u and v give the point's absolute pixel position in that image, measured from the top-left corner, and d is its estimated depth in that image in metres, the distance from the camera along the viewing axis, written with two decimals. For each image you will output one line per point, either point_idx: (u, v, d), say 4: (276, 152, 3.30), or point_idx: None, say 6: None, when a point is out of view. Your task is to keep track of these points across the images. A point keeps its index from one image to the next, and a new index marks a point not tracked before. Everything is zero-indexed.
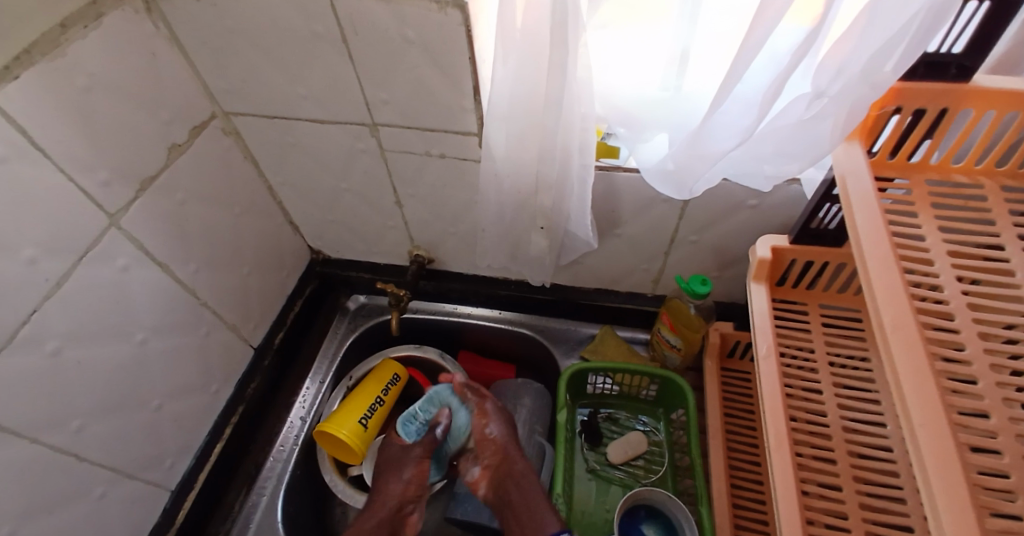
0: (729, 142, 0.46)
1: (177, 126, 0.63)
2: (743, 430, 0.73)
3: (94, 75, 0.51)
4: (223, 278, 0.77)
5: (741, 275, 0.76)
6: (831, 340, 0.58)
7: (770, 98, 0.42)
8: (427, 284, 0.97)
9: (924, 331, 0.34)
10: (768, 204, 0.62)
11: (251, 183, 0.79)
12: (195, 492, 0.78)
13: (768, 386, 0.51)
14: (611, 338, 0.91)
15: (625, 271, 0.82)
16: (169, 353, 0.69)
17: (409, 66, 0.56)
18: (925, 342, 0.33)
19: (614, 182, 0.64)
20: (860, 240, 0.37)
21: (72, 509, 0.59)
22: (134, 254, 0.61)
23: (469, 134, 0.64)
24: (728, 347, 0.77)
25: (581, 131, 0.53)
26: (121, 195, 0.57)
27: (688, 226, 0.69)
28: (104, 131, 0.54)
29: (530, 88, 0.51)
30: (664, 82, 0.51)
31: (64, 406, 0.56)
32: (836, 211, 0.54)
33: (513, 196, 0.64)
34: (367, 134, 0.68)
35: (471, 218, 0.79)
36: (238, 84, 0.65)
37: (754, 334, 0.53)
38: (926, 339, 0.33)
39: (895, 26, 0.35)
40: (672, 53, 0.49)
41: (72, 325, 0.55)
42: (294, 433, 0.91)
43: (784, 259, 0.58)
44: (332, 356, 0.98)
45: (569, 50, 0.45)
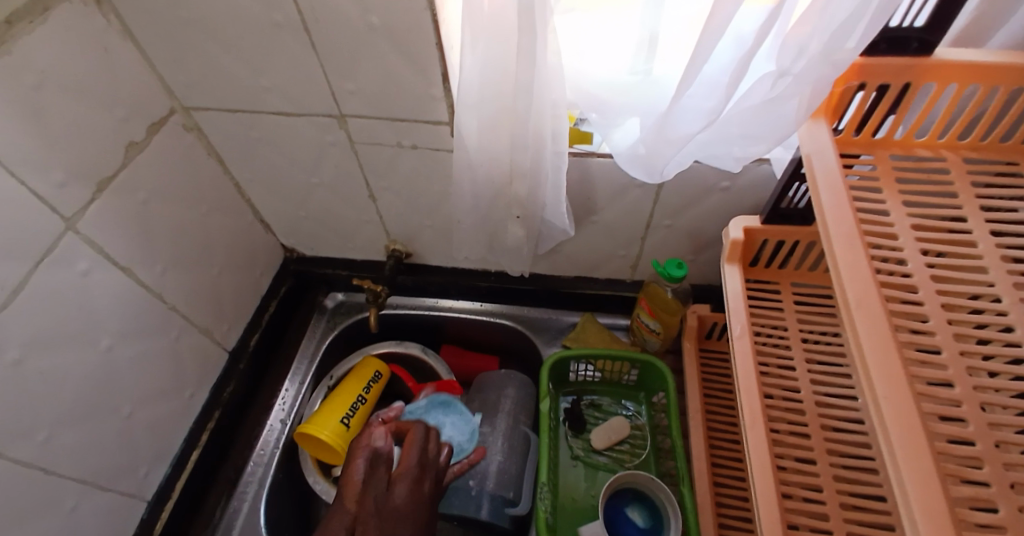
0: (697, 125, 0.46)
1: (135, 123, 0.61)
2: (724, 410, 0.74)
3: (43, 72, 0.49)
4: (193, 280, 0.75)
5: (716, 258, 0.77)
6: (804, 318, 0.59)
7: (736, 79, 0.42)
8: (406, 278, 0.96)
9: (888, 305, 0.35)
10: (740, 186, 0.63)
11: (218, 181, 0.76)
12: (173, 501, 0.76)
13: (742, 366, 0.51)
14: (591, 325, 0.91)
15: (602, 257, 0.82)
16: (138, 359, 0.67)
17: (374, 55, 0.55)
18: (889, 315, 0.33)
19: (588, 168, 0.64)
20: (824, 218, 0.37)
21: (43, 524, 0.57)
22: (95, 258, 0.58)
23: (440, 124, 0.63)
24: (706, 329, 0.78)
25: (552, 117, 0.53)
26: (78, 197, 0.55)
27: (662, 211, 0.69)
28: (56, 129, 0.51)
29: (499, 74, 0.50)
30: (633, 66, 0.50)
31: (29, 417, 0.53)
32: (805, 190, 0.55)
33: (487, 186, 0.64)
34: (336, 126, 0.66)
35: (446, 210, 0.79)
36: (198, 77, 0.62)
37: (728, 315, 0.54)
38: (890, 313, 0.34)
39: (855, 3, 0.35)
40: (640, 37, 0.48)
41: (32, 335, 0.52)
42: (274, 436, 0.88)
43: (757, 239, 0.59)
44: (311, 355, 0.96)
45: (538, 35, 0.44)
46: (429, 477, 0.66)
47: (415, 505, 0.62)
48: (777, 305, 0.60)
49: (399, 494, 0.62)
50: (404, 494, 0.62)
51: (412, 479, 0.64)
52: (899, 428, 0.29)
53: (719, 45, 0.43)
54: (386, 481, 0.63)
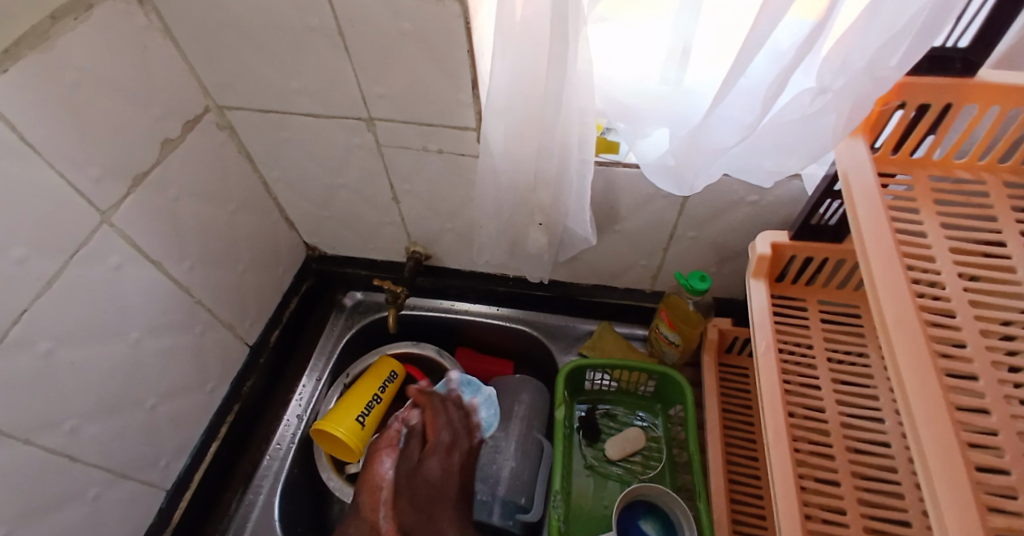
0: (732, 137, 0.46)
1: (170, 120, 0.62)
2: (743, 426, 0.73)
3: (85, 69, 0.50)
4: (218, 275, 0.76)
5: (739, 271, 0.76)
6: (830, 336, 0.58)
7: (775, 93, 0.41)
8: (425, 280, 0.96)
9: (927, 329, 0.34)
10: (769, 199, 0.62)
11: (246, 179, 0.78)
12: (191, 491, 0.78)
13: (767, 382, 0.50)
14: (609, 333, 0.91)
15: (623, 267, 0.82)
16: (164, 351, 0.68)
17: (405, 60, 0.56)
18: (929, 339, 0.33)
19: (613, 177, 0.64)
20: (864, 237, 0.37)
21: (67, 510, 0.59)
22: (128, 252, 0.60)
23: (467, 129, 0.63)
24: (726, 343, 0.77)
25: (578, 125, 0.52)
26: (113, 191, 0.57)
27: (687, 222, 0.69)
28: (96, 127, 0.53)
29: (530, 81, 0.50)
30: (664, 75, 0.50)
31: (57, 406, 0.55)
32: (837, 207, 0.54)
33: (512, 193, 0.64)
34: (363, 128, 0.67)
35: (469, 214, 0.79)
36: (232, 78, 0.63)
37: (753, 329, 0.53)
38: (927, 334, 0.33)
39: (901, 19, 0.35)
40: (672, 47, 0.48)
41: (64, 325, 0.54)
42: (291, 432, 0.90)
43: (785, 255, 0.57)
44: (329, 353, 0.98)
45: (569, 43, 0.44)
46: (460, 445, 0.82)
47: (447, 468, 0.79)
48: (803, 322, 0.59)
49: (432, 467, 0.78)
50: (435, 467, 0.78)
51: (439, 445, 0.80)
52: (940, 457, 0.29)
53: (758, 56, 0.43)
54: (416, 463, 0.78)
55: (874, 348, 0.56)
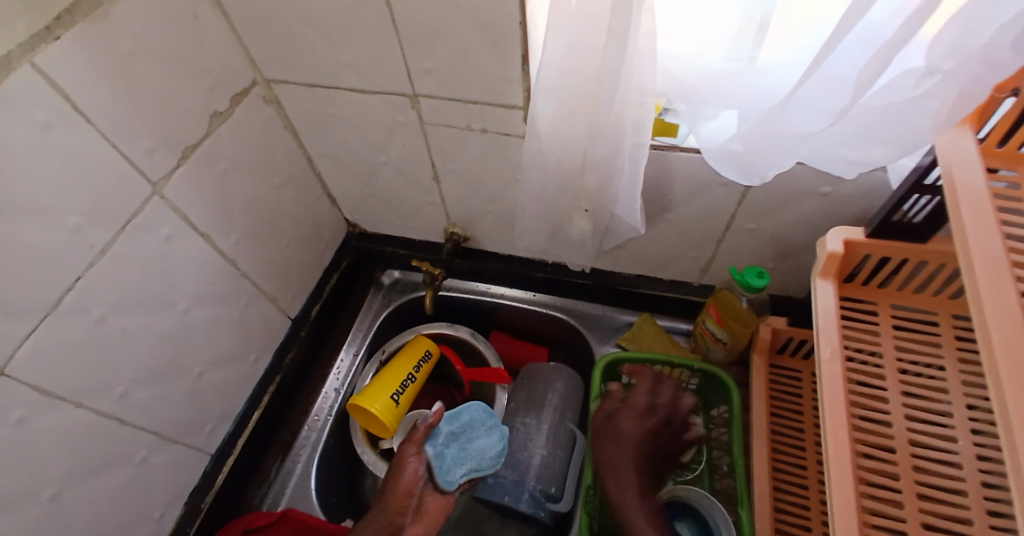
0: (819, 122, 0.42)
1: (219, 93, 0.62)
2: (792, 433, 0.68)
3: (137, 39, 0.50)
4: (264, 249, 0.77)
5: (799, 269, 0.71)
6: (901, 345, 0.53)
7: (870, 74, 0.37)
8: (463, 262, 0.95)
9: None
10: (843, 192, 0.57)
11: (291, 154, 0.78)
12: (233, 458, 0.80)
13: (830, 396, 0.46)
14: (649, 325, 0.88)
15: (670, 258, 0.78)
16: (210, 322, 0.70)
17: (455, 33, 0.53)
18: None
19: (668, 163, 0.60)
20: (967, 240, 0.33)
21: (117, 470, 0.61)
22: (177, 224, 0.61)
23: (514, 108, 0.60)
24: (778, 343, 0.71)
25: (636, 105, 0.48)
26: (164, 163, 0.57)
27: (745, 213, 0.64)
28: (148, 99, 0.53)
29: (586, 58, 0.47)
30: (731, 53, 0.46)
31: (108, 373, 0.57)
32: (923, 203, 0.49)
33: (556, 176, 0.61)
34: (408, 105, 0.65)
35: (510, 197, 0.77)
36: (280, 51, 0.62)
37: (817, 334, 0.49)
38: None
39: None
40: (749, 21, 0.43)
41: (116, 295, 0.55)
42: (329, 404, 0.92)
43: (857, 253, 0.53)
44: (367, 329, 0.98)
45: (633, 15, 0.40)
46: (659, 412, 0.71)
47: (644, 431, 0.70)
48: (873, 328, 0.54)
49: (627, 424, 0.70)
50: (632, 426, 0.69)
51: (637, 411, 0.71)
52: None
53: (846, 44, 0.38)
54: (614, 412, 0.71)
55: (952, 362, 0.51)
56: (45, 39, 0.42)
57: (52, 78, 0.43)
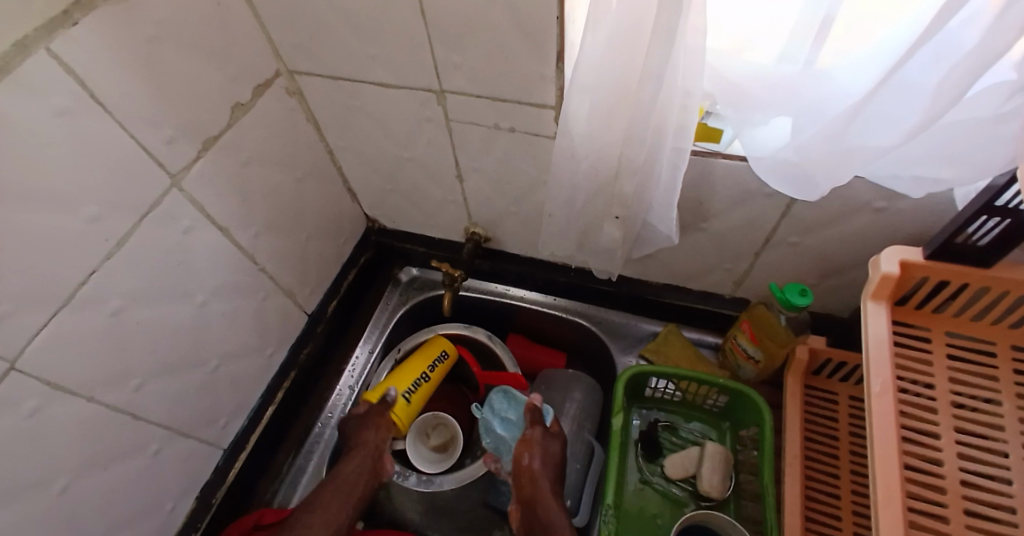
0: (893, 138, 0.40)
1: (243, 83, 0.60)
2: (827, 460, 0.64)
3: (160, 25, 0.48)
4: (284, 243, 0.76)
5: (843, 286, 0.67)
6: (954, 377, 0.49)
7: (952, 89, 0.35)
8: (483, 263, 0.93)
9: None
10: (901, 208, 0.52)
11: (314, 147, 0.76)
12: (245, 453, 0.79)
13: (879, 433, 0.43)
14: (675, 338, 0.84)
15: (702, 269, 0.74)
16: (227, 316, 0.69)
17: (486, 26, 0.50)
18: None
19: (710, 170, 0.56)
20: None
21: (129, 463, 0.61)
22: (197, 217, 0.59)
23: (545, 107, 0.57)
24: (815, 364, 0.68)
25: (680, 108, 0.45)
26: (184, 154, 0.56)
27: (789, 226, 0.60)
28: (170, 88, 0.51)
29: (628, 59, 0.44)
30: (788, 56, 0.42)
31: (122, 366, 0.56)
32: (990, 227, 0.45)
33: (588, 181, 0.58)
34: (434, 101, 0.63)
35: (537, 199, 0.74)
36: (306, 42, 0.60)
37: (866, 363, 0.45)
38: None
39: None
40: (811, 19, 0.38)
41: (133, 287, 0.54)
42: (343, 401, 0.91)
43: (914, 276, 0.49)
44: (383, 326, 0.97)
45: (682, 12, 0.37)
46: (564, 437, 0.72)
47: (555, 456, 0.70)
48: (924, 357, 0.50)
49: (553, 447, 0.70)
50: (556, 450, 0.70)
51: (546, 455, 0.69)
52: None
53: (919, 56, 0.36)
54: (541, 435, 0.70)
55: (1009, 398, 0.47)
56: (64, 23, 0.41)
57: (70, 64, 0.42)
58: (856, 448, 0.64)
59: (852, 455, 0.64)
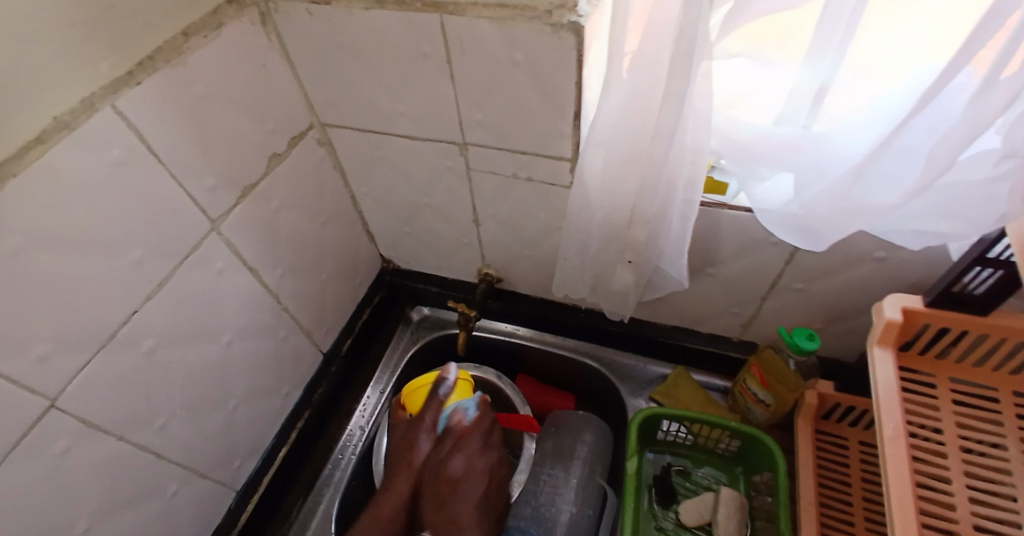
0: (893, 195, 0.43)
1: (280, 136, 0.65)
2: (840, 507, 0.64)
3: (211, 85, 0.53)
4: (306, 284, 0.79)
5: (849, 332, 0.69)
6: (963, 422, 0.50)
7: (947, 152, 0.38)
8: (495, 303, 0.95)
9: None
10: (901, 258, 0.55)
11: (338, 194, 0.80)
12: (257, 495, 0.79)
13: (894, 477, 0.44)
14: (685, 382, 0.85)
15: (711, 312, 0.76)
16: (249, 355, 0.71)
17: (510, 89, 0.55)
18: None
19: (718, 220, 0.60)
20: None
21: (147, 504, 0.61)
22: (229, 259, 0.62)
23: (562, 159, 0.61)
24: (824, 408, 0.69)
25: (690, 163, 0.49)
26: (224, 202, 0.59)
27: (794, 273, 0.63)
28: (215, 141, 0.56)
29: (638, 119, 0.48)
30: (788, 118, 0.45)
31: (151, 406, 0.57)
32: (986, 276, 0.47)
33: (603, 229, 0.61)
34: (456, 152, 0.67)
35: (550, 243, 0.77)
36: (340, 98, 0.65)
37: (877, 407, 0.47)
38: None
39: None
40: (807, 88, 0.43)
41: (166, 327, 0.56)
42: (354, 443, 0.91)
43: (917, 323, 0.51)
44: (394, 367, 0.98)
45: (691, 80, 0.41)
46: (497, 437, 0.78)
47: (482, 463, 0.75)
48: (931, 402, 0.52)
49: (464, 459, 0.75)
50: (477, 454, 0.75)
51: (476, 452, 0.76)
52: None
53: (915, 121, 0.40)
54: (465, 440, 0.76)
55: (1015, 442, 0.48)
56: (128, 83, 0.45)
57: (130, 119, 0.46)
58: (869, 494, 0.64)
59: (866, 501, 0.64)
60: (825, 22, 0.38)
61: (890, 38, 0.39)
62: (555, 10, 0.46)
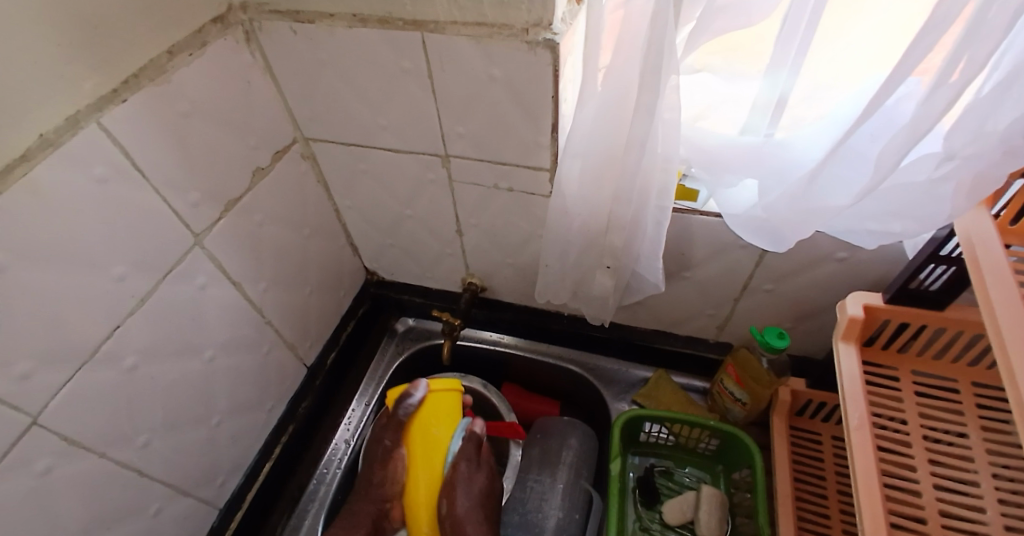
0: (845, 198, 0.45)
1: (263, 150, 0.66)
2: (816, 500, 0.66)
3: (195, 101, 0.54)
4: (289, 296, 0.79)
5: (818, 330, 0.72)
6: (926, 412, 0.53)
7: (892, 156, 0.41)
8: (479, 312, 0.96)
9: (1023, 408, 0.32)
10: (861, 258, 0.58)
11: (321, 207, 0.81)
12: (242, 512, 0.79)
13: (862, 464, 0.46)
14: (666, 384, 0.87)
15: (688, 315, 0.79)
16: (232, 369, 0.71)
17: (489, 104, 0.57)
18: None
19: (690, 225, 0.63)
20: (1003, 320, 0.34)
21: (129, 524, 0.60)
22: (213, 272, 0.63)
23: (541, 169, 0.63)
24: (797, 405, 0.72)
25: (662, 170, 0.51)
26: (207, 216, 0.60)
27: (764, 275, 0.66)
28: (200, 156, 0.56)
29: (612, 130, 0.50)
30: (753, 127, 0.48)
31: (132, 422, 0.57)
32: (939, 272, 0.50)
33: (582, 235, 0.63)
34: (438, 164, 0.69)
35: (531, 251, 0.79)
36: (323, 112, 0.66)
37: (845, 400, 0.49)
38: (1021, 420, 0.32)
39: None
40: (768, 100, 0.46)
41: (149, 342, 0.56)
42: (339, 456, 0.91)
43: (878, 318, 0.54)
44: (379, 379, 0.98)
45: (660, 93, 0.44)
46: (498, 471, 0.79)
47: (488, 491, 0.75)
48: (896, 394, 0.55)
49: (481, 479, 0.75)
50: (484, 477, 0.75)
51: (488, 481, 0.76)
52: None
53: (864, 128, 0.43)
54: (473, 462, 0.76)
55: (975, 430, 0.50)
56: (112, 101, 0.46)
57: (114, 135, 0.47)
58: (843, 487, 0.67)
59: (840, 494, 0.67)
60: (782, 36, 0.41)
61: (840, 56, 0.43)
62: (531, 29, 0.48)
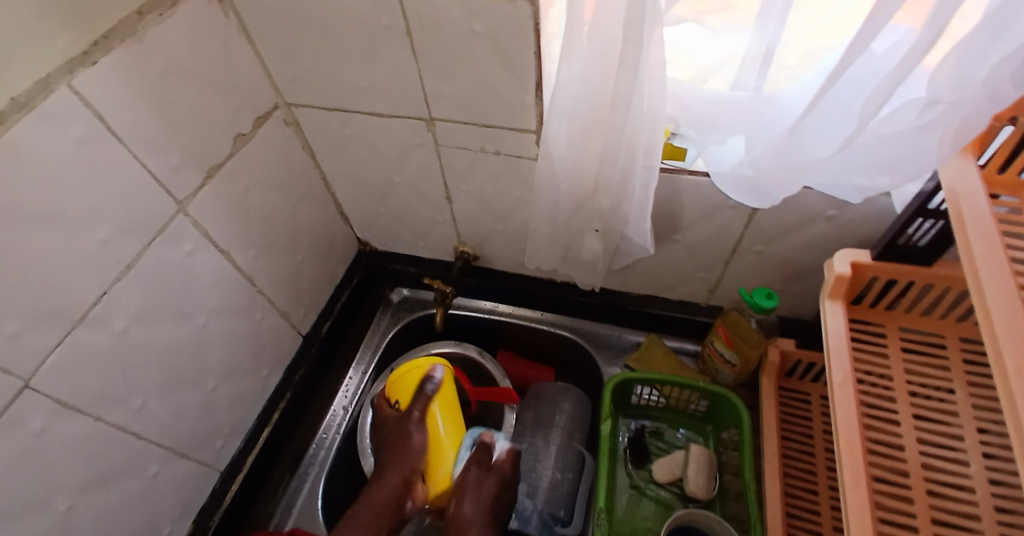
0: (827, 149, 0.45)
1: (245, 115, 0.64)
2: (804, 457, 0.68)
3: (170, 61, 0.52)
4: (280, 263, 0.79)
5: (808, 291, 0.72)
6: (911, 368, 0.53)
7: (875, 106, 0.40)
8: (472, 280, 0.96)
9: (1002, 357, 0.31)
10: (849, 216, 0.58)
11: (308, 174, 0.80)
12: (242, 475, 0.80)
13: (843, 420, 0.46)
14: (657, 346, 0.88)
15: (679, 278, 0.79)
16: (226, 335, 0.71)
17: (473, 61, 0.55)
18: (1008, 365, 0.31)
19: (678, 185, 0.62)
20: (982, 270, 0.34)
21: (129, 484, 0.62)
22: (200, 239, 0.62)
23: (527, 131, 0.62)
24: (787, 366, 0.72)
25: (648, 130, 0.50)
26: (191, 181, 0.59)
27: (754, 235, 0.66)
28: (179, 120, 0.55)
29: (597, 87, 0.49)
30: (739, 82, 0.47)
31: (126, 385, 0.57)
32: (927, 227, 0.51)
33: (570, 197, 0.62)
34: (424, 128, 0.67)
35: (521, 217, 0.78)
36: (305, 75, 0.65)
37: (829, 356, 0.50)
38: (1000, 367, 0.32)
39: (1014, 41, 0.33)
40: (754, 52, 0.45)
41: (139, 307, 0.56)
42: (337, 422, 0.92)
43: (865, 275, 0.54)
44: (374, 347, 0.99)
45: (645, 47, 0.42)
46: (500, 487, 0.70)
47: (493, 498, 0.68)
48: (882, 351, 0.55)
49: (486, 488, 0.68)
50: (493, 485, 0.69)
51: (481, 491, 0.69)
52: None
53: (849, 78, 0.41)
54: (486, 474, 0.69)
55: (961, 385, 0.51)
56: (83, 62, 0.45)
57: (88, 99, 0.45)
58: (831, 445, 0.68)
59: (827, 451, 0.68)
60: None
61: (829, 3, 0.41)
62: None
